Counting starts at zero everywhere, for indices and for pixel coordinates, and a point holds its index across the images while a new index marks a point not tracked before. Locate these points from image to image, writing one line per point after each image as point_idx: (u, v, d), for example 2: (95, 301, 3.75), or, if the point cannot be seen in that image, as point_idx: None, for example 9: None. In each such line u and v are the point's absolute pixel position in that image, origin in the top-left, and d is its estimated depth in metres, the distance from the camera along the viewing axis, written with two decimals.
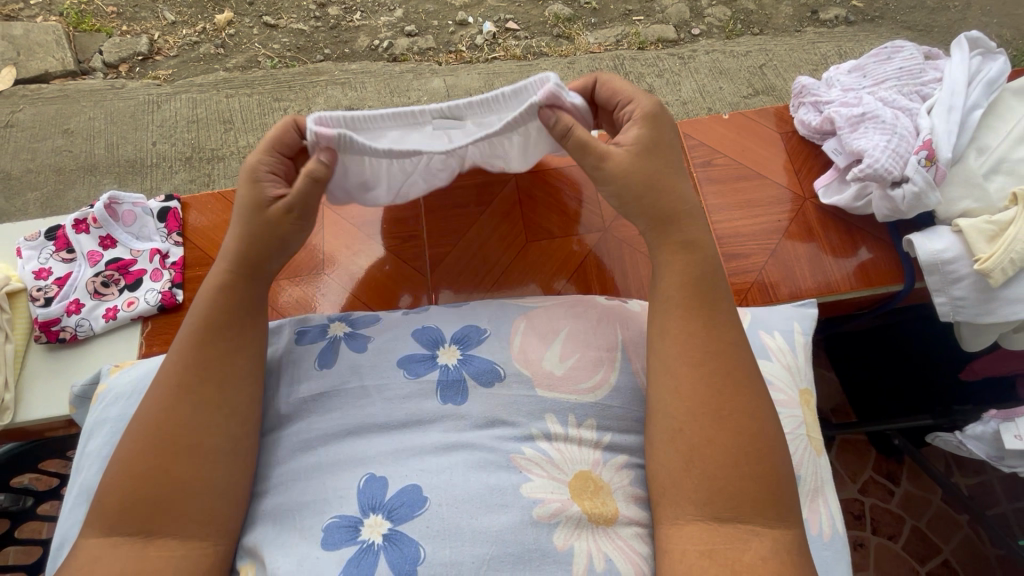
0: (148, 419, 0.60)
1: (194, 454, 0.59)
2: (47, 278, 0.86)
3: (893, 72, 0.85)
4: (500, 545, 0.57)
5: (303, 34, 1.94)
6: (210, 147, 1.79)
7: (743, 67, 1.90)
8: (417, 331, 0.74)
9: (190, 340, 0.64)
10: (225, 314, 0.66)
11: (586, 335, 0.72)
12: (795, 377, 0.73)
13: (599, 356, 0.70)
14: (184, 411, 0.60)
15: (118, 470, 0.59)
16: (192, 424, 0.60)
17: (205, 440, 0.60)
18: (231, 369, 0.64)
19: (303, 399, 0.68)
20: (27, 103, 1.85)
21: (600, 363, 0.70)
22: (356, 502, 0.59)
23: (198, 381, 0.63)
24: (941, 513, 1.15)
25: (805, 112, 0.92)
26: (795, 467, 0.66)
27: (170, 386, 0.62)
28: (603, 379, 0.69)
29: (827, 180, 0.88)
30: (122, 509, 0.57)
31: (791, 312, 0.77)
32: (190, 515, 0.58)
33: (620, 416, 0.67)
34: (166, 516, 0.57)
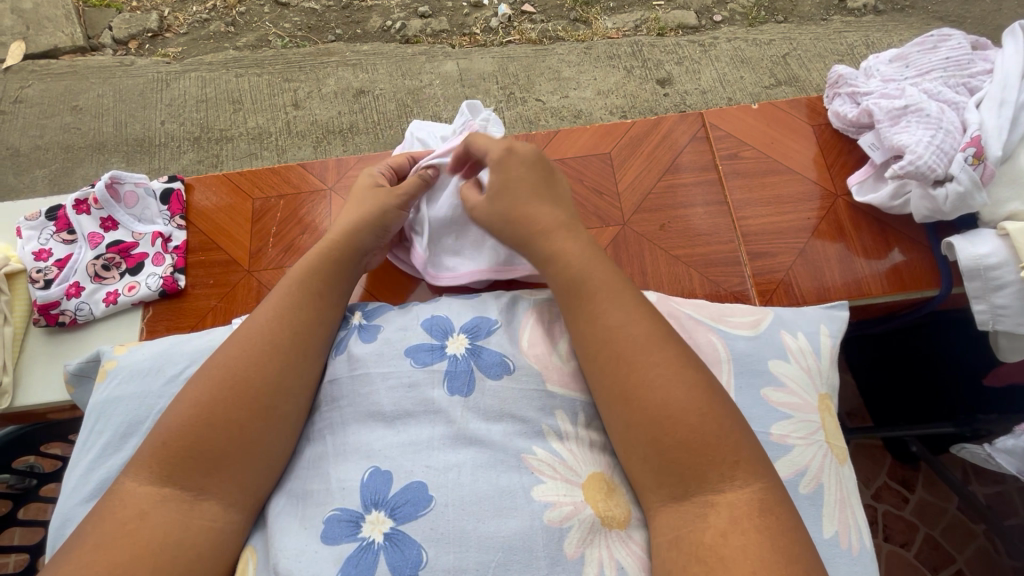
0: (196, 407, 0.59)
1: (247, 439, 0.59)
2: (47, 259, 0.83)
3: (938, 62, 0.80)
4: (511, 550, 0.53)
5: (314, 13, 1.89)
6: (218, 127, 1.76)
7: (766, 56, 1.83)
8: (427, 323, 0.70)
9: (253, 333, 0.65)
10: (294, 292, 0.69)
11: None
12: (815, 381, 0.68)
13: None
14: (235, 396, 0.60)
15: (180, 414, 0.59)
16: (243, 405, 0.60)
17: (276, 414, 0.61)
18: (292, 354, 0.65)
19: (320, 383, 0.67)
20: (36, 79, 1.83)
21: None
22: (358, 496, 0.56)
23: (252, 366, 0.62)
24: (956, 521, 1.12)
25: (840, 104, 0.88)
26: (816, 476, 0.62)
27: (220, 374, 0.61)
28: None
29: (862, 176, 0.83)
30: (172, 458, 0.56)
31: (816, 315, 0.73)
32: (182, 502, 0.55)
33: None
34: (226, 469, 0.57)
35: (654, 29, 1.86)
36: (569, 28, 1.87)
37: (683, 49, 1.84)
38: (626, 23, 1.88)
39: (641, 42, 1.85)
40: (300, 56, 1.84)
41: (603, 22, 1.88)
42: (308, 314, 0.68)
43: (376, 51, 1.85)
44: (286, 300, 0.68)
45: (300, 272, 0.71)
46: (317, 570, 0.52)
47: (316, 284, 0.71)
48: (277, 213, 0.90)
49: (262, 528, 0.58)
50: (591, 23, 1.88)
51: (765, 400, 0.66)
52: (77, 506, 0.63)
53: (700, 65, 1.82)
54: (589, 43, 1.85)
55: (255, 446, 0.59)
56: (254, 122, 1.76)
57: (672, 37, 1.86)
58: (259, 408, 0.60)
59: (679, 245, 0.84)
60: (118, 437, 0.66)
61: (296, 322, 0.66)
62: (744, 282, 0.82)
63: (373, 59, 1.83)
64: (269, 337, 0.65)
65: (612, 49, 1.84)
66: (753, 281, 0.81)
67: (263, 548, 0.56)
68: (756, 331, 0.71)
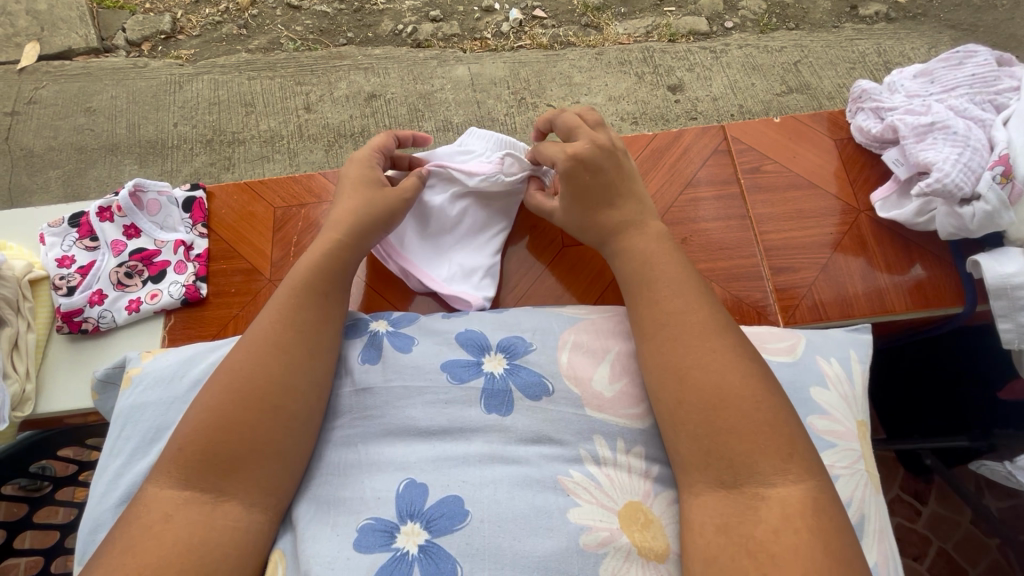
0: (203, 420, 0.58)
1: (267, 451, 0.59)
2: (69, 266, 0.84)
3: (964, 78, 0.80)
4: (542, 567, 0.53)
5: (326, 16, 1.90)
6: (231, 130, 1.77)
7: (777, 63, 1.82)
8: (462, 336, 0.71)
9: (257, 342, 0.64)
10: (303, 288, 0.69)
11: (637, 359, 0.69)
12: (853, 408, 0.68)
13: None
14: (238, 406, 0.59)
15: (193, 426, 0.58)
16: (251, 415, 0.59)
17: (287, 421, 0.60)
18: (301, 358, 0.64)
19: (348, 396, 0.66)
20: (50, 80, 1.84)
21: None
22: (394, 506, 0.57)
23: (261, 369, 0.62)
24: (970, 535, 1.11)
25: (863, 119, 0.88)
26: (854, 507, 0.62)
27: (225, 386, 0.60)
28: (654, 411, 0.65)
29: (885, 192, 0.83)
30: (202, 464, 0.56)
31: (847, 338, 0.73)
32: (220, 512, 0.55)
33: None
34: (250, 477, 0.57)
35: (665, 36, 1.86)
36: (580, 34, 1.87)
37: (694, 56, 1.84)
38: (637, 29, 1.88)
39: (652, 49, 1.85)
40: (312, 60, 1.84)
41: (614, 27, 1.88)
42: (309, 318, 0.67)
43: (387, 55, 1.85)
44: (284, 302, 0.68)
45: (301, 272, 0.71)
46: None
47: (317, 283, 0.70)
48: (298, 222, 0.90)
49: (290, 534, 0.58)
50: (602, 29, 1.88)
51: (809, 429, 0.66)
52: (105, 514, 0.63)
53: (711, 71, 1.81)
54: (601, 48, 1.85)
55: (272, 456, 0.59)
56: (266, 125, 1.77)
57: (683, 43, 1.86)
58: (264, 409, 0.60)
59: (702, 259, 0.84)
60: (142, 445, 0.66)
61: (300, 322, 0.66)
62: (766, 297, 0.81)
63: (384, 63, 1.84)
64: (274, 342, 0.64)
65: (624, 55, 1.84)
66: (775, 295, 0.81)
67: (292, 551, 0.56)
68: (794, 357, 0.70)
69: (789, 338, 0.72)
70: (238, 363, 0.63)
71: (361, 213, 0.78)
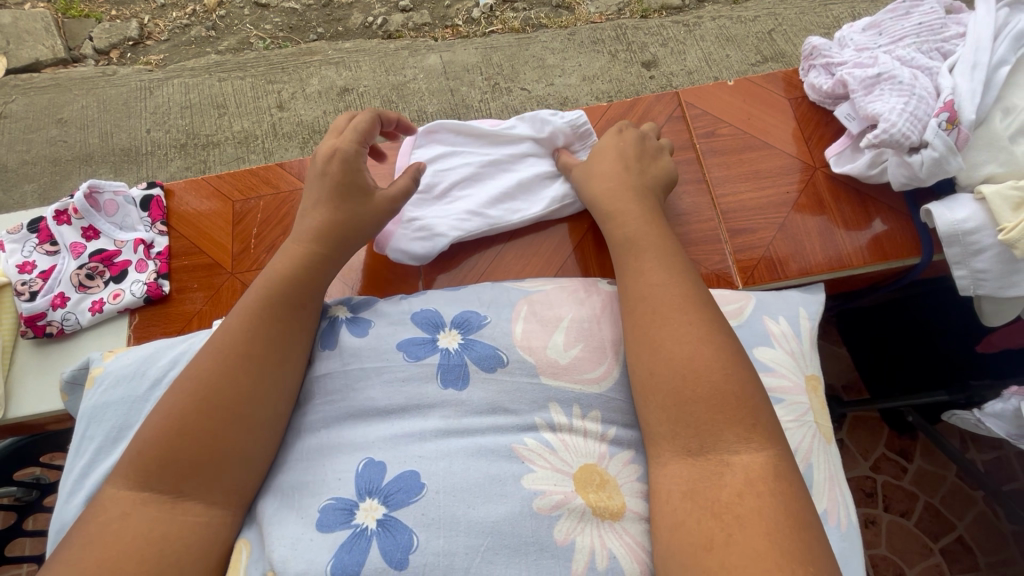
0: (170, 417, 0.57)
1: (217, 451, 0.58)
2: (31, 271, 0.83)
3: (911, 28, 0.80)
4: (501, 535, 0.54)
5: (295, 13, 1.88)
6: (205, 132, 1.76)
7: (751, 33, 1.81)
8: (417, 314, 0.71)
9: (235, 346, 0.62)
10: (294, 287, 0.68)
11: (590, 325, 0.69)
12: (801, 363, 0.68)
13: (602, 346, 0.67)
14: (205, 408, 0.58)
15: (162, 411, 0.59)
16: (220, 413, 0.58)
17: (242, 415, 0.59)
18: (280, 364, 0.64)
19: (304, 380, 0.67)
20: (19, 94, 1.82)
21: (604, 356, 0.66)
22: (353, 485, 0.57)
23: (236, 371, 0.61)
24: (956, 488, 1.12)
25: (815, 76, 0.87)
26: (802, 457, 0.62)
27: (198, 385, 0.59)
28: (607, 372, 0.65)
29: (839, 147, 0.83)
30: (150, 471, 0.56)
31: (796, 297, 0.73)
32: (193, 495, 0.56)
33: (627, 410, 0.63)
34: (203, 470, 0.57)
35: (637, 12, 1.85)
36: (551, 16, 1.86)
37: (667, 31, 1.82)
38: (609, 7, 1.86)
39: (624, 26, 1.84)
40: (282, 57, 1.83)
41: (585, 7, 1.86)
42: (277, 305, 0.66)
43: (358, 48, 1.83)
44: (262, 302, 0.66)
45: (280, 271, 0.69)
46: (312, 557, 0.53)
47: (297, 286, 0.69)
48: (258, 215, 0.90)
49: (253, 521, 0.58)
50: (573, 9, 1.86)
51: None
52: (74, 511, 0.64)
53: (685, 45, 1.80)
54: (573, 29, 1.84)
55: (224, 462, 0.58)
56: (240, 126, 1.76)
57: (656, 19, 1.84)
58: (226, 404, 0.59)
59: None
60: (111, 440, 0.66)
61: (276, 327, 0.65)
62: (725, 260, 0.81)
63: (355, 56, 1.82)
64: (242, 328, 0.63)
65: (596, 34, 1.82)
66: (734, 259, 0.81)
67: (254, 533, 0.57)
68: (740, 319, 0.70)
69: (739, 301, 0.71)
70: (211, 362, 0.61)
71: (354, 221, 0.76)
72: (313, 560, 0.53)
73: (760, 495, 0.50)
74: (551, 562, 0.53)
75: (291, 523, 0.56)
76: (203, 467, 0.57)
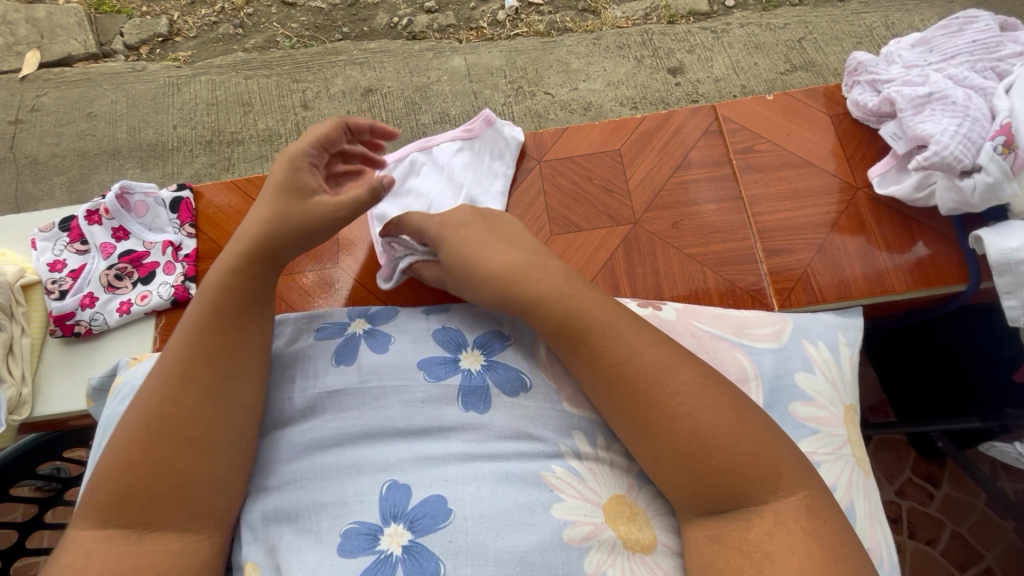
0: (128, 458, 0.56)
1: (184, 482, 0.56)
2: (61, 270, 0.84)
3: (964, 45, 0.77)
4: (529, 566, 0.52)
5: (321, 12, 1.89)
6: (229, 130, 1.77)
7: (780, 41, 1.78)
8: (438, 332, 0.70)
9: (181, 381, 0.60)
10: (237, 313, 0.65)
11: None
12: (841, 393, 0.66)
13: None
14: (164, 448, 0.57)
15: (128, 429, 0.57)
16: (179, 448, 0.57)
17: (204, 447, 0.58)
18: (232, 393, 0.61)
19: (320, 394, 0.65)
20: (51, 87, 1.85)
21: None
22: (378, 510, 0.56)
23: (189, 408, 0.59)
24: (985, 518, 1.08)
25: (860, 92, 0.85)
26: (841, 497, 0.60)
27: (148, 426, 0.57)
28: None
29: (883, 168, 0.81)
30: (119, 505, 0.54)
31: (835, 321, 0.71)
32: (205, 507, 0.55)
33: None
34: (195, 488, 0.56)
35: (664, 17, 1.82)
36: (577, 19, 1.84)
37: (695, 37, 1.79)
38: (636, 12, 1.84)
39: (651, 31, 1.81)
40: (308, 56, 1.83)
41: (612, 11, 1.84)
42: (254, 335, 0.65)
43: (383, 48, 1.83)
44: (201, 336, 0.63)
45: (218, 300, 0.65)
46: None
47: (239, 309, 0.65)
48: None
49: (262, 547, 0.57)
50: (600, 13, 1.84)
51: (792, 415, 0.64)
52: None
53: (712, 52, 1.77)
54: (599, 33, 1.82)
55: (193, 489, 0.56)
56: (265, 124, 1.77)
57: (683, 24, 1.82)
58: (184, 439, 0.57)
59: (692, 243, 0.82)
60: None
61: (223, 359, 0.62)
62: (761, 280, 0.79)
63: (380, 56, 1.82)
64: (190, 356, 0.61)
65: (622, 39, 1.80)
66: (770, 279, 0.79)
67: (265, 562, 0.56)
68: (779, 342, 0.68)
69: (775, 324, 0.69)
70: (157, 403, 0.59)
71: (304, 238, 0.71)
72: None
73: (790, 531, 0.50)
74: None
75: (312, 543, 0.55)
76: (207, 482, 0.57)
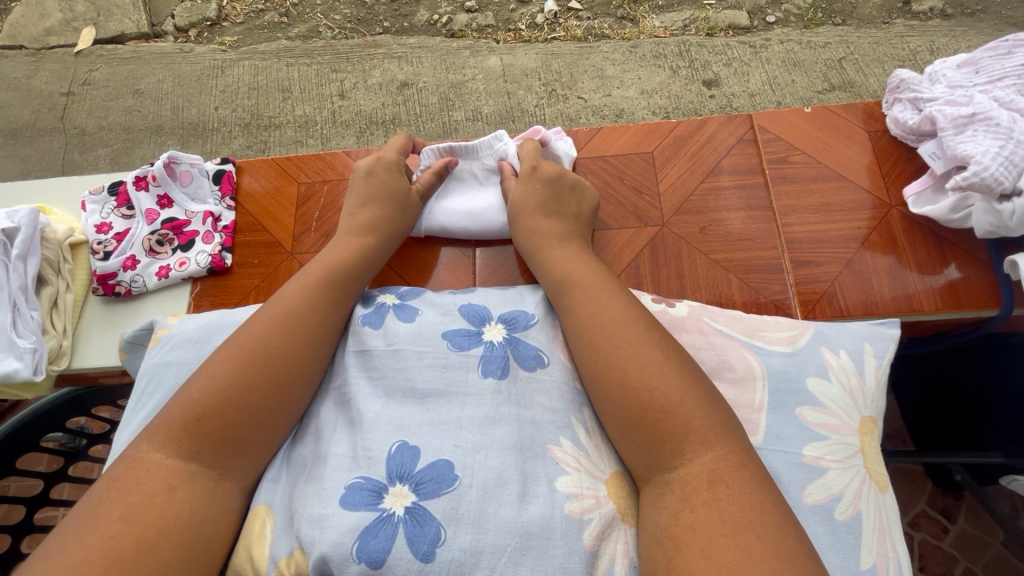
0: (210, 399, 0.59)
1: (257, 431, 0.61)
2: (107, 232, 0.88)
3: (1012, 68, 0.76)
4: (530, 537, 0.52)
5: (364, 6, 1.93)
6: (268, 114, 1.82)
7: (820, 59, 1.76)
8: (464, 308, 0.73)
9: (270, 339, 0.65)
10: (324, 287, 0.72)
11: None
12: (858, 404, 0.64)
13: None
14: (247, 395, 0.61)
15: (222, 354, 0.64)
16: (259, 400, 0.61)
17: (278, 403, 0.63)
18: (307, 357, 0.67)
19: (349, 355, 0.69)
20: (103, 63, 1.93)
21: None
22: (384, 468, 0.57)
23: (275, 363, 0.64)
24: (1001, 557, 1.05)
25: (900, 110, 0.84)
26: (847, 509, 0.58)
27: (233, 376, 0.61)
28: None
29: (919, 187, 0.80)
30: (200, 441, 0.57)
31: (863, 332, 0.69)
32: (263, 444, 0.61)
33: None
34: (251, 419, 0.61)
35: (703, 29, 1.82)
36: (615, 26, 1.84)
37: (733, 50, 1.79)
38: (674, 22, 1.84)
39: (688, 42, 1.81)
40: (348, 47, 1.88)
41: (650, 20, 1.84)
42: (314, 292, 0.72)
43: (421, 44, 1.87)
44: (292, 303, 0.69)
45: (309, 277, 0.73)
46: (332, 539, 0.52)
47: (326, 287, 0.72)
48: (320, 198, 0.92)
49: (280, 491, 0.59)
50: (638, 22, 1.84)
51: (799, 419, 0.62)
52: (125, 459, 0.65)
53: (750, 67, 1.76)
54: (636, 41, 1.82)
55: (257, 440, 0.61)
56: (302, 111, 1.82)
57: (722, 37, 1.81)
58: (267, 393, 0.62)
59: (719, 248, 0.82)
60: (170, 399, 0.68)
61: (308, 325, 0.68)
62: (786, 291, 0.79)
63: (418, 52, 1.86)
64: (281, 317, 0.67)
65: (659, 48, 1.81)
66: (795, 291, 0.78)
67: (279, 506, 0.58)
68: (793, 348, 0.67)
69: (795, 329, 0.69)
70: (244, 353, 0.64)
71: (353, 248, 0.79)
72: (338, 537, 0.52)
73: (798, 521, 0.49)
74: (577, 568, 0.52)
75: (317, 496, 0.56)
76: (270, 417, 0.62)
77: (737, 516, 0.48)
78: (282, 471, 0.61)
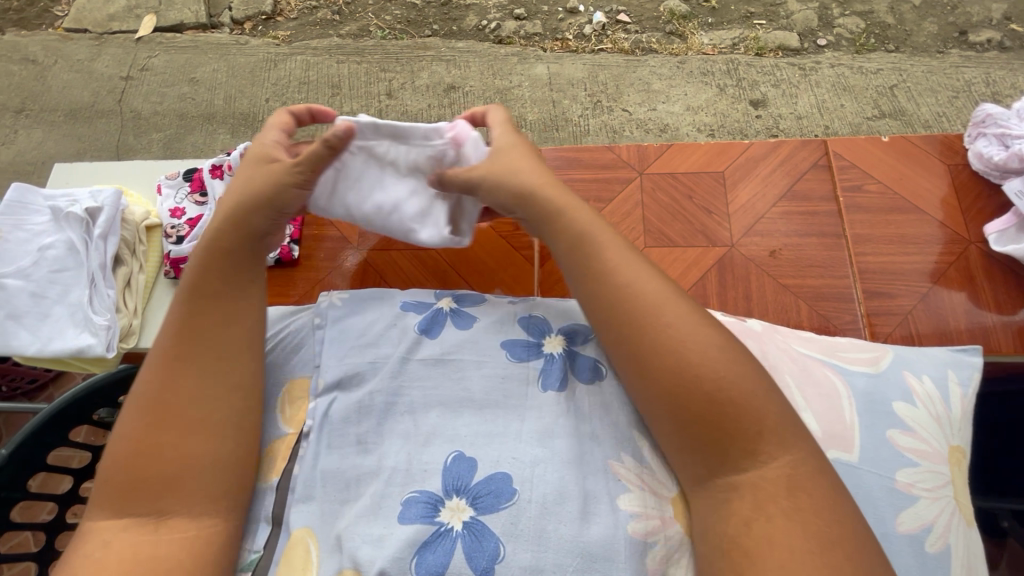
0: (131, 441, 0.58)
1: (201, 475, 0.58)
2: (180, 217, 0.91)
3: None
4: (593, 558, 0.53)
5: (415, 8, 1.96)
6: (316, 109, 1.85)
7: (871, 85, 1.73)
8: (523, 318, 0.72)
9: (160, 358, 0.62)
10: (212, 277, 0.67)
11: None
12: (944, 431, 0.64)
13: None
14: (157, 432, 0.59)
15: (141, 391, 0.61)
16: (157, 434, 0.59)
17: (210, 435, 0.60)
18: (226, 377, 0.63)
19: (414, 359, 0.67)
20: (162, 50, 1.99)
21: None
22: (440, 481, 0.58)
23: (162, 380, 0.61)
24: None
25: (985, 144, 0.83)
26: (939, 542, 0.58)
27: (148, 414, 0.59)
28: None
29: (1003, 225, 0.79)
30: (137, 492, 0.56)
31: (945, 358, 0.68)
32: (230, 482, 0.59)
33: None
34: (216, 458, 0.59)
35: (752, 48, 1.80)
36: (663, 41, 1.84)
37: (781, 72, 1.77)
38: (723, 40, 1.83)
39: (736, 61, 1.80)
40: (398, 48, 1.91)
41: (699, 37, 1.83)
42: (255, 278, 0.70)
43: (469, 49, 1.89)
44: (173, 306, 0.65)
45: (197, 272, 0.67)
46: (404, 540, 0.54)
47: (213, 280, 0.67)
48: None
49: (314, 511, 0.59)
50: (686, 37, 1.84)
51: (890, 443, 0.61)
52: None
53: (798, 89, 1.75)
54: (684, 57, 1.82)
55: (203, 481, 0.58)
56: (349, 108, 1.85)
57: (771, 58, 1.79)
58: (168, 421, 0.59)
59: (789, 274, 0.81)
60: None
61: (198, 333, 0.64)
62: (857, 320, 0.77)
63: (466, 56, 1.88)
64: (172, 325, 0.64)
65: (706, 65, 1.80)
66: (866, 321, 0.77)
67: (320, 528, 0.58)
68: (876, 369, 0.67)
69: (876, 351, 0.68)
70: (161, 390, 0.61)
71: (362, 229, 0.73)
72: (398, 552, 0.54)
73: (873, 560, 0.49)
74: None
75: (380, 504, 0.57)
76: (217, 455, 0.59)
77: (801, 534, 0.49)
78: (313, 489, 0.61)
